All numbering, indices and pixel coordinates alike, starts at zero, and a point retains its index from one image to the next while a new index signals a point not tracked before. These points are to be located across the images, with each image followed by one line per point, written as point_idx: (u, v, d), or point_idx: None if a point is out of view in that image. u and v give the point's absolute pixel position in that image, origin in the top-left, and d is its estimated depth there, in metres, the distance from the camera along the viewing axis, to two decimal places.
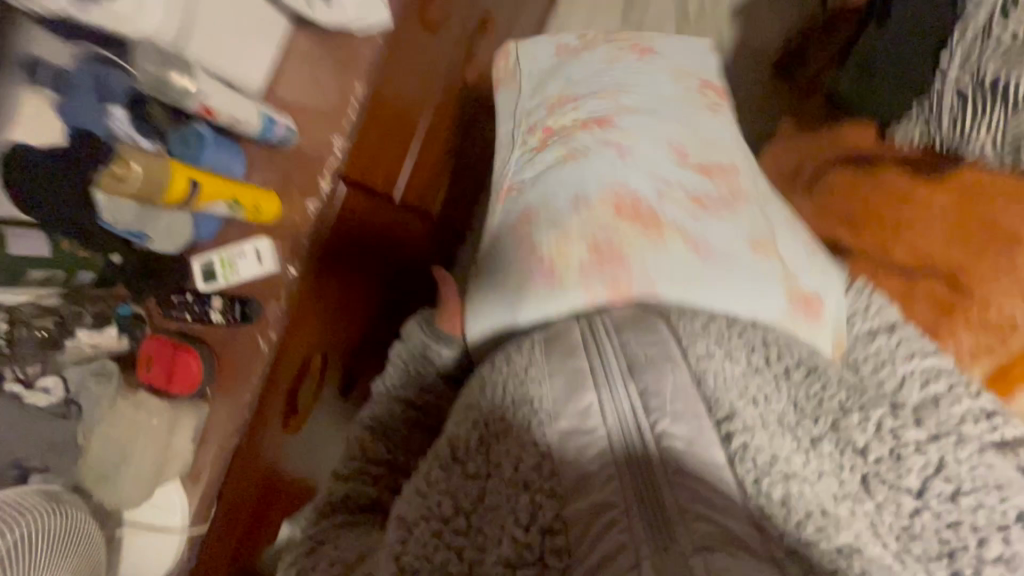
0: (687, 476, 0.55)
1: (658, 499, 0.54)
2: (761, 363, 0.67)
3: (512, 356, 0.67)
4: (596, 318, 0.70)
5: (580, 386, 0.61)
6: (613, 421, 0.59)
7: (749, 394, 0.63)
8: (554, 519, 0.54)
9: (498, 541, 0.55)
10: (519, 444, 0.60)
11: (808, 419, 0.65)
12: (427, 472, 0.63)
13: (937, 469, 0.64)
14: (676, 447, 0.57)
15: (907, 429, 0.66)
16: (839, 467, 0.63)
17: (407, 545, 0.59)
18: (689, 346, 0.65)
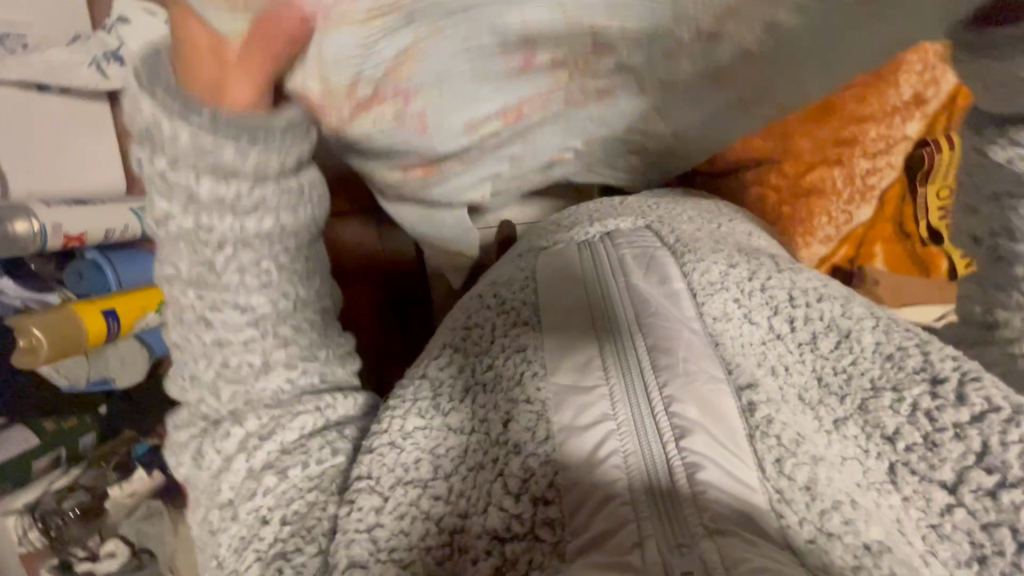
0: (704, 432, 0.34)
1: (669, 469, 0.33)
2: (784, 320, 0.43)
3: (500, 296, 0.48)
4: (598, 244, 0.51)
5: (578, 336, 0.41)
6: (616, 364, 0.39)
7: (767, 360, 0.41)
8: (548, 486, 0.34)
9: (484, 518, 0.34)
10: (508, 395, 0.38)
11: (831, 395, 0.40)
12: (399, 418, 0.39)
13: (977, 458, 0.35)
14: (691, 417, 0.35)
15: (945, 412, 0.36)
16: (861, 455, 0.37)
17: (379, 512, 0.35)
18: (702, 297, 0.44)
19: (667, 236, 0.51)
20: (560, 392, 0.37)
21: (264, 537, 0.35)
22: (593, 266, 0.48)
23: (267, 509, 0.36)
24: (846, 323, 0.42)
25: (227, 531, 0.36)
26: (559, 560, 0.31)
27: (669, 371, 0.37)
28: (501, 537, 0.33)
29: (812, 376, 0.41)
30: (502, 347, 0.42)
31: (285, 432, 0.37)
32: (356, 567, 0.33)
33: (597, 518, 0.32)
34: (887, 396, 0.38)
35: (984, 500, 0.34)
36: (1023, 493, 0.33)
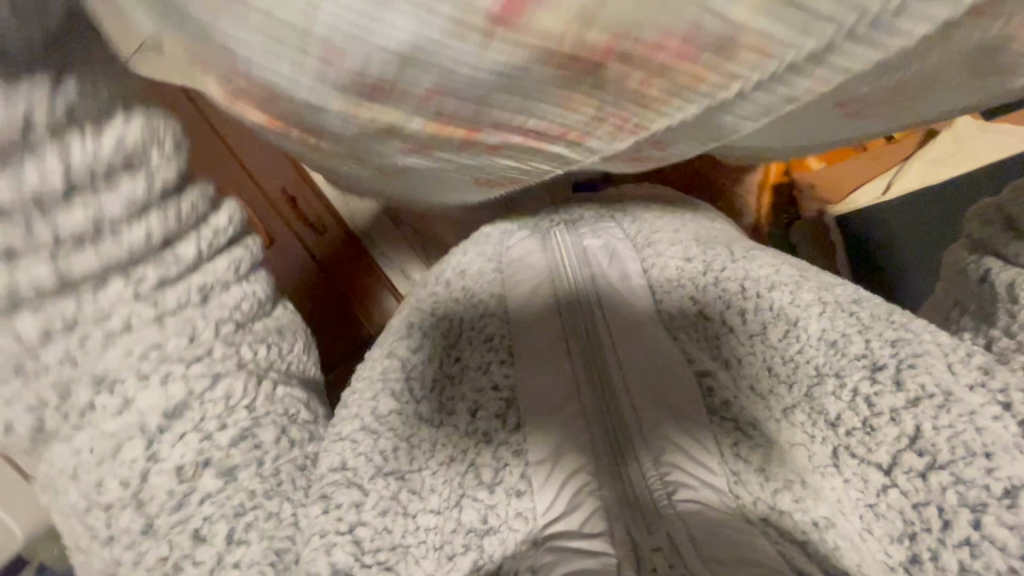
0: (663, 424, 0.36)
1: (637, 461, 0.35)
2: (736, 313, 0.44)
3: (463, 281, 0.47)
4: (554, 235, 0.52)
5: (543, 332, 0.42)
6: (582, 354, 0.41)
7: (720, 356, 0.44)
8: (519, 478, 0.34)
9: (458, 513, 0.33)
10: (476, 386, 0.39)
11: (780, 384, 0.41)
12: (368, 401, 0.36)
13: (910, 440, 0.34)
14: (655, 410, 0.37)
15: (884, 396, 0.36)
16: (807, 441, 0.39)
17: (358, 508, 0.30)
18: (660, 296, 0.47)
19: (633, 232, 0.53)
20: (526, 383, 0.39)
21: (197, 563, 0.25)
22: (558, 261, 0.49)
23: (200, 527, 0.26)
24: (794, 310, 0.41)
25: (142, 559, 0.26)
26: (529, 547, 0.32)
27: (630, 359, 0.39)
28: (478, 531, 0.32)
29: (763, 367, 0.42)
30: (468, 341, 0.42)
31: (200, 407, 0.26)
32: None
33: (564, 501, 0.33)
34: (831, 381, 0.38)
35: (915, 481, 0.34)
36: (949, 474, 0.32)
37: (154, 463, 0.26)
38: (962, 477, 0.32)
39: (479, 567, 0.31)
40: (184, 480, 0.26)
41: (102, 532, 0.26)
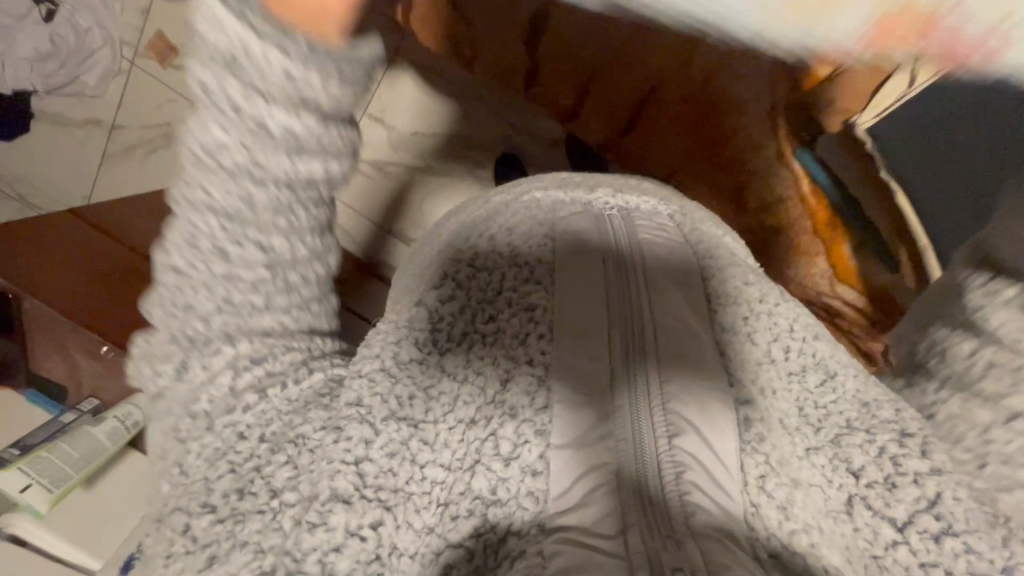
0: (695, 441, 0.35)
1: (653, 474, 0.34)
2: (781, 347, 0.42)
3: (513, 231, 0.45)
4: (611, 216, 0.49)
5: (585, 317, 0.40)
6: (621, 350, 0.39)
7: (760, 381, 0.40)
8: (539, 458, 0.33)
9: (469, 477, 0.33)
10: (508, 353, 0.37)
11: (808, 424, 0.39)
12: (391, 344, 0.36)
13: (928, 505, 0.35)
14: (689, 431, 0.35)
15: (910, 459, 0.36)
16: (824, 484, 0.36)
17: (368, 445, 0.32)
18: (716, 303, 0.44)
19: (688, 233, 0.50)
20: (562, 361, 0.37)
21: (241, 452, 0.31)
22: (609, 238, 0.46)
23: (246, 427, 0.32)
24: (834, 364, 0.42)
25: (199, 443, 0.31)
26: (536, 530, 0.31)
27: (676, 368, 0.38)
28: (484, 499, 0.32)
29: (794, 404, 0.40)
30: (506, 302, 0.40)
31: (277, 360, 0.32)
32: (338, 501, 0.30)
33: (578, 492, 0.32)
34: (860, 435, 0.38)
35: (927, 543, 0.34)
36: (963, 542, 0.33)
37: (233, 386, 0.31)
38: (974, 547, 0.33)
39: (478, 533, 0.31)
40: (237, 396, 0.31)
41: (180, 432, 0.32)
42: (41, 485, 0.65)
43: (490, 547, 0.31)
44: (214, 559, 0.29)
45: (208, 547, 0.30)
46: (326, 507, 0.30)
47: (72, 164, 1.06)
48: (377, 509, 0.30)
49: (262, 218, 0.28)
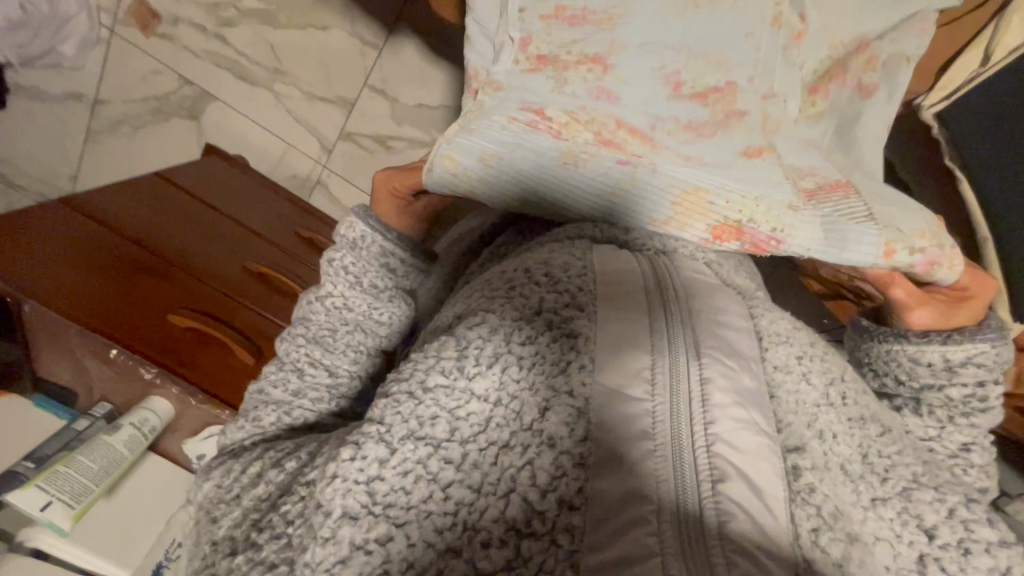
0: (739, 488, 0.33)
1: (693, 511, 0.32)
2: (838, 392, 0.41)
3: (552, 259, 0.45)
4: (660, 258, 0.48)
5: (622, 346, 0.38)
6: (665, 382, 0.37)
7: (816, 425, 0.39)
8: (576, 492, 0.32)
9: (505, 505, 0.32)
10: (546, 381, 0.36)
11: (872, 475, 0.38)
12: (421, 370, 0.36)
13: (1001, 574, 0.36)
14: (734, 474, 0.33)
15: (981, 526, 0.37)
16: (894, 539, 0.36)
17: (382, 464, 0.33)
18: (765, 343, 0.42)
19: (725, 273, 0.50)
20: (605, 396, 0.36)
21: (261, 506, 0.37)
22: (650, 272, 0.45)
23: (267, 490, 0.38)
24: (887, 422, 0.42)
25: (228, 516, 0.38)
26: (571, 570, 0.30)
27: (721, 408, 0.36)
28: (519, 529, 0.31)
29: (856, 452, 0.39)
30: (547, 324, 0.39)
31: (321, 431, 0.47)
32: (347, 518, 0.31)
33: (611, 531, 0.31)
34: (930, 494, 0.38)
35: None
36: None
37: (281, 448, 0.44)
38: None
39: (511, 566, 0.30)
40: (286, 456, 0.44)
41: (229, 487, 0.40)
42: (64, 502, 0.62)
43: None
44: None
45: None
46: (335, 523, 0.31)
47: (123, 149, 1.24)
48: (388, 526, 0.31)
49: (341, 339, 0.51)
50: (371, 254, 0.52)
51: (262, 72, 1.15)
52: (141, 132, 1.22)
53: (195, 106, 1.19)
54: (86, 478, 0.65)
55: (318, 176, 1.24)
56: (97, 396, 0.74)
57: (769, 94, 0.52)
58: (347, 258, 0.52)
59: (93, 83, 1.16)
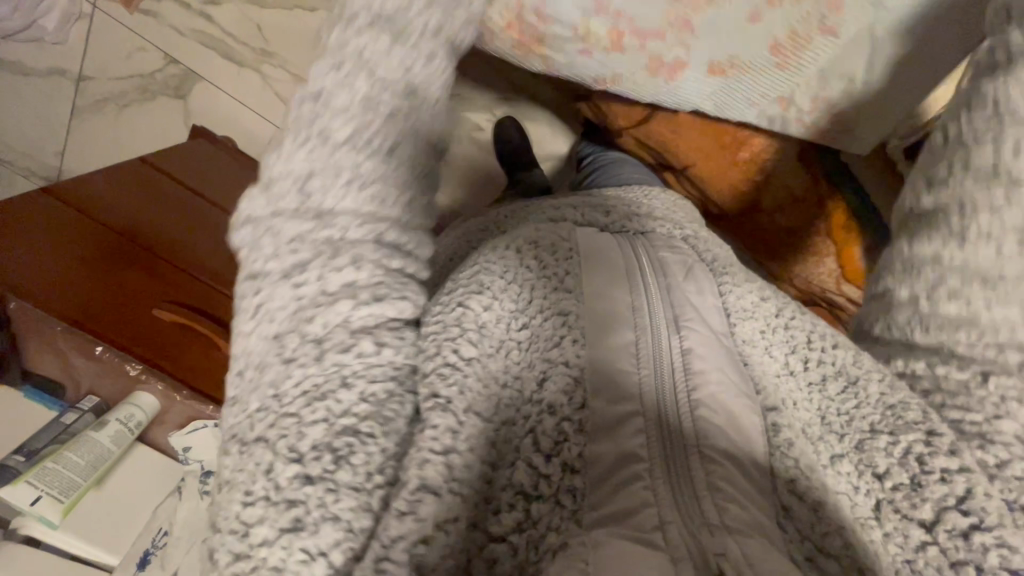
0: (723, 440, 0.36)
1: (687, 468, 0.35)
2: (799, 358, 0.43)
3: (536, 241, 0.46)
4: (640, 240, 0.51)
5: (610, 321, 0.41)
6: (649, 355, 0.39)
7: (779, 393, 0.42)
8: (576, 457, 0.34)
9: (512, 471, 0.33)
10: (544, 356, 0.38)
11: (833, 429, 0.40)
12: (447, 341, 0.35)
13: (957, 500, 0.35)
14: (713, 434, 0.36)
15: (937, 457, 0.36)
16: (851, 492, 0.38)
17: (456, 436, 0.32)
18: (734, 319, 0.44)
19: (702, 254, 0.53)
20: (597, 366, 0.38)
21: (340, 401, 0.32)
22: (631, 255, 0.48)
23: (351, 370, 0.33)
24: None
25: (303, 369, 0.32)
26: (574, 525, 0.32)
27: (701, 375, 0.38)
28: (528, 493, 0.32)
29: (815, 414, 0.41)
30: (539, 308, 0.40)
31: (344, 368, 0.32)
32: (429, 492, 0.30)
33: (626, 494, 0.33)
34: (882, 438, 0.38)
35: (955, 540, 0.34)
36: (994, 537, 0.34)
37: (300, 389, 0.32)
38: (1006, 542, 0.34)
39: (521, 528, 0.32)
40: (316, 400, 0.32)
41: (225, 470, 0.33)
42: (51, 496, 0.75)
43: (533, 543, 0.31)
44: (300, 524, 0.29)
45: (291, 510, 0.29)
46: (415, 495, 0.29)
47: (101, 133, 1.26)
48: (461, 505, 0.30)
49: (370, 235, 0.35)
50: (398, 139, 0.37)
51: (247, 53, 1.20)
52: (126, 110, 1.25)
53: (182, 84, 1.23)
54: (74, 474, 0.78)
55: None
56: (84, 388, 0.86)
57: None
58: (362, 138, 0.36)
59: (78, 58, 1.21)
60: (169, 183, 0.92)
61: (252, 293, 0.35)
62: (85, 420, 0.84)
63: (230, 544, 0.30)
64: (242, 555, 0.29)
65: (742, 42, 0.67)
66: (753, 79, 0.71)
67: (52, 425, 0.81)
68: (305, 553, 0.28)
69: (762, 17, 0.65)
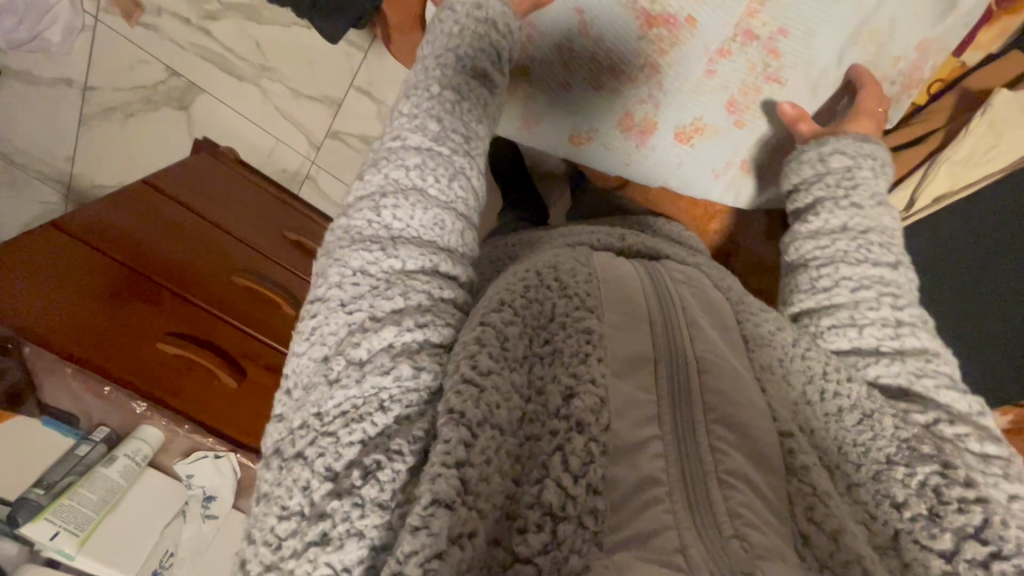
0: (744, 466, 0.36)
1: (704, 490, 0.35)
2: (816, 389, 0.44)
3: (556, 263, 0.47)
4: (654, 265, 0.52)
5: (630, 342, 0.42)
6: (666, 378, 0.40)
7: (798, 421, 0.43)
8: (600, 477, 0.34)
9: (540, 493, 0.33)
10: (567, 370, 0.38)
11: (848, 458, 0.42)
12: (471, 356, 0.36)
13: (975, 530, 0.36)
14: (734, 462, 0.36)
15: (952, 488, 0.37)
16: (868, 518, 0.39)
17: (468, 447, 0.32)
18: (753, 345, 0.46)
19: (715, 280, 0.54)
20: (617, 388, 0.39)
21: (376, 423, 0.34)
22: (648, 280, 0.48)
23: (388, 395, 0.35)
24: (869, 404, 0.43)
25: (344, 391, 0.35)
26: (595, 550, 0.32)
27: (720, 396, 0.39)
28: (555, 515, 0.33)
29: (832, 442, 0.42)
30: (562, 326, 0.41)
31: (363, 388, 0.35)
32: (440, 506, 0.30)
33: (652, 518, 0.33)
34: (899, 469, 0.39)
35: (975, 569, 0.35)
36: (1012, 564, 0.34)
37: (313, 407, 0.36)
38: None
39: (547, 550, 0.32)
40: (329, 406, 0.35)
41: (258, 496, 0.35)
42: (68, 531, 0.76)
43: (557, 567, 0.31)
44: (326, 537, 0.30)
45: (319, 523, 0.31)
46: (426, 510, 0.30)
47: (104, 142, 1.29)
48: (475, 519, 0.31)
49: (391, 278, 0.40)
50: (429, 199, 0.44)
51: (249, 68, 1.24)
52: (132, 121, 1.28)
53: (186, 96, 1.27)
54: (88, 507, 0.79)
55: (308, 171, 1.37)
56: (96, 420, 0.85)
57: (724, 54, 0.69)
58: (394, 203, 0.43)
59: (83, 68, 1.21)
60: (187, 217, 0.97)
61: (308, 319, 0.40)
62: (97, 452, 0.83)
63: (264, 556, 0.32)
64: (272, 566, 0.31)
65: (704, 114, 0.75)
66: (719, 138, 0.77)
67: (68, 458, 0.81)
68: (330, 568, 0.30)
69: (716, 69, 0.71)
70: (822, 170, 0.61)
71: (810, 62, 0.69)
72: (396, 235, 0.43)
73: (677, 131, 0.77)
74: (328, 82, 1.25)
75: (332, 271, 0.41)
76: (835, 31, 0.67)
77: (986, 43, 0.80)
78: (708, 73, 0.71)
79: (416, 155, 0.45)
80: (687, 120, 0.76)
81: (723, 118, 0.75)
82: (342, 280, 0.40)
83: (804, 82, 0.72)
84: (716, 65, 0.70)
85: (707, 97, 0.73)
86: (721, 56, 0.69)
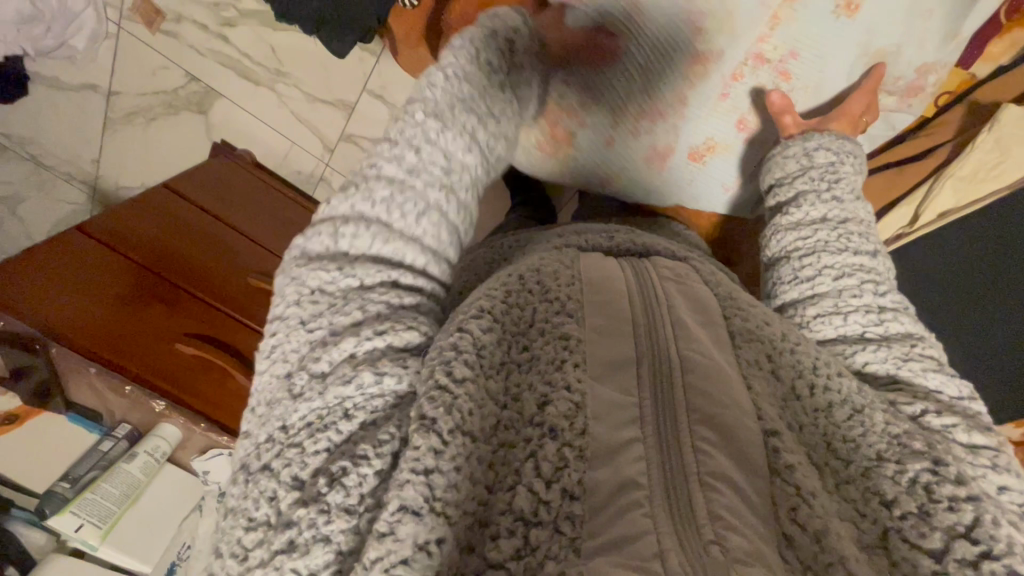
0: (725, 467, 0.35)
1: (685, 493, 0.35)
2: (805, 384, 0.43)
3: (535, 268, 0.47)
4: (641, 261, 0.51)
5: (613, 346, 0.41)
6: (648, 381, 0.39)
7: (787, 417, 0.42)
8: (577, 479, 0.34)
9: (513, 497, 0.33)
10: (541, 378, 0.38)
11: (838, 455, 0.40)
12: (444, 363, 0.36)
13: (966, 529, 0.34)
14: (718, 462, 0.36)
15: (943, 486, 0.36)
16: (858, 517, 0.37)
17: (437, 455, 0.32)
18: (740, 341, 0.44)
19: (706, 275, 0.53)
20: (596, 391, 0.38)
21: (340, 431, 0.35)
22: (634, 280, 0.48)
23: (352, 403, 0.36)
24: (861, 399, 0.42)
25: (308, 403, 0.36)
26: (572, 554, 0.32)
27: (704, 398, 0.39)
28: (527, 519, 0.32)
29: (821, 439, 0.41)
30: (540, 332, 0.41)
31: (325, 399, 0.36)
32: (408, 512, 0.30)
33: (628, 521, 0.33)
34: (889, 466, 0.38)
35: (965, 570, 0.33)
36: (1004, 565, 0.33)
37: (286, 415, 0.36)
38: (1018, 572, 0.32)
39: (519, 555, 0.31)
40: (299, 419, 0.35)
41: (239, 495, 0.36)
42: (91, 524, 0.79)
43: (529, 570, 0.31)
44: (294, 545, 0.30)
45: (287, 531, 0.31)
46: (394, 516, 0.30)
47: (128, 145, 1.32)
48: (442, 525, 0.30)
49: (353, 291, 0.41)
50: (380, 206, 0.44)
51: (263, 73, 1.25)
52: (152, 125, 1.31)
53: (204, 101, 1.29)
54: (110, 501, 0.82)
55: (322, 172, 1.35)
56: (118, 418, 0.85)
57: (739, 74, 0.68)
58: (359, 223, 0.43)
59: (106, 75, 1.25)
60: (190, 213, 0.97)
61: (270, 338, 0.41)
62: (120, 447, 0.84)
63: (231, 566, 0.32)
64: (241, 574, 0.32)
65: (717, 132, 0.72)
66: (729, 155, 0.75)
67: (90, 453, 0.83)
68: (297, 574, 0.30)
69: (731, 92, 0.69)
70: (802, 166, 0.62)
71: (820, 84, 0.70)
72: (371, 245, 0.43)
73: (689, 150, 0.74)
74: (338, 83, 1.25)
75: (311, 278, 0.42)
76: (847, 53, 0.67)
77: (997, 54, 0.78)
78: (725, 93, 0.69)
79: (385, 174, 0.46)
80: (699, 139, 0.73)
81: (734, 136, 0.73)
82: (305, 300, 0.41)
83: (812, 103, 0.71)
84: (732, 85, 0.69)
85: (723, 114, 0.71)
86: (735, 79, 0.68)
